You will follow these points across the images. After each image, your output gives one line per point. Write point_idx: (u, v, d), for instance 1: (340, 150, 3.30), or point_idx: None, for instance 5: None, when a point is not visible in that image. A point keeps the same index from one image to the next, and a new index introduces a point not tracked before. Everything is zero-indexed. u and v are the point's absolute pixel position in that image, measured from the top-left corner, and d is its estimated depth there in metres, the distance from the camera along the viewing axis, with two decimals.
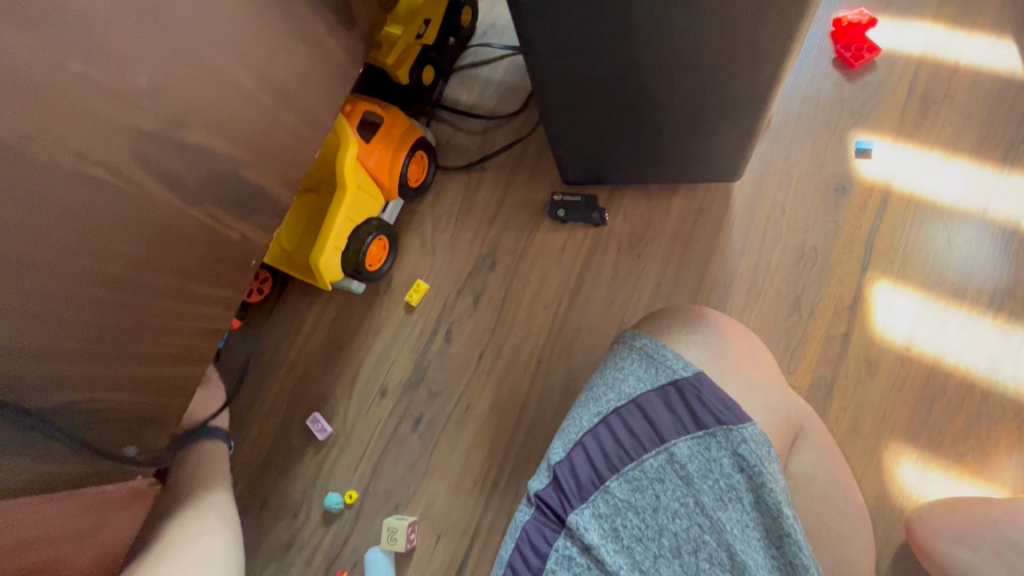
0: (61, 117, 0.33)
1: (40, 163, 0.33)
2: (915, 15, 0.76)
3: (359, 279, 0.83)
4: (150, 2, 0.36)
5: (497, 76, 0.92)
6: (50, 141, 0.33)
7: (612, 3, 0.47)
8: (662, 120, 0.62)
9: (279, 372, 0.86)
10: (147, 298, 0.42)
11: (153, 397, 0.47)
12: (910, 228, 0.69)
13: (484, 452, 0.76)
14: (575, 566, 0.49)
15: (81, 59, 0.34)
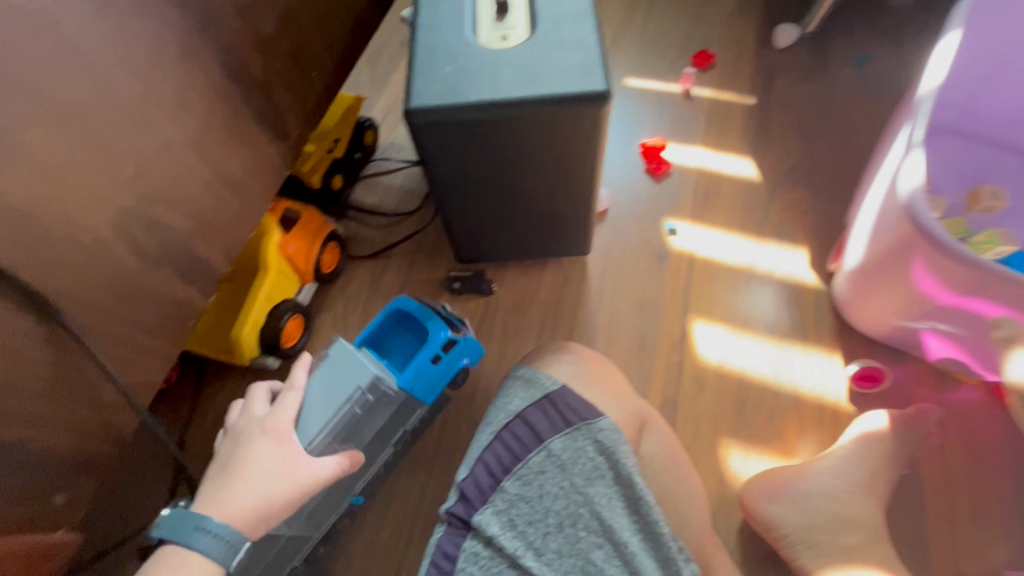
0: (58, 190, 0.45)
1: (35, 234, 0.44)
2: (691, 142, 1.11)
3: (275, 356, 0.90)
4: (140, 117, 0.50)
5: (397, 183, 1.12)
6: (45, 207, 0.44)
7: (483, 136, 0.68)
8: (528, 211, 0.84)
9: (186, 455, 0.86)
10: (100, 350, 0.51)
11: (90, 446, 0.52)
12: (711, 281, 0.96)
13: (399, 503, 0.83)
14: (481, 559, 0.57)
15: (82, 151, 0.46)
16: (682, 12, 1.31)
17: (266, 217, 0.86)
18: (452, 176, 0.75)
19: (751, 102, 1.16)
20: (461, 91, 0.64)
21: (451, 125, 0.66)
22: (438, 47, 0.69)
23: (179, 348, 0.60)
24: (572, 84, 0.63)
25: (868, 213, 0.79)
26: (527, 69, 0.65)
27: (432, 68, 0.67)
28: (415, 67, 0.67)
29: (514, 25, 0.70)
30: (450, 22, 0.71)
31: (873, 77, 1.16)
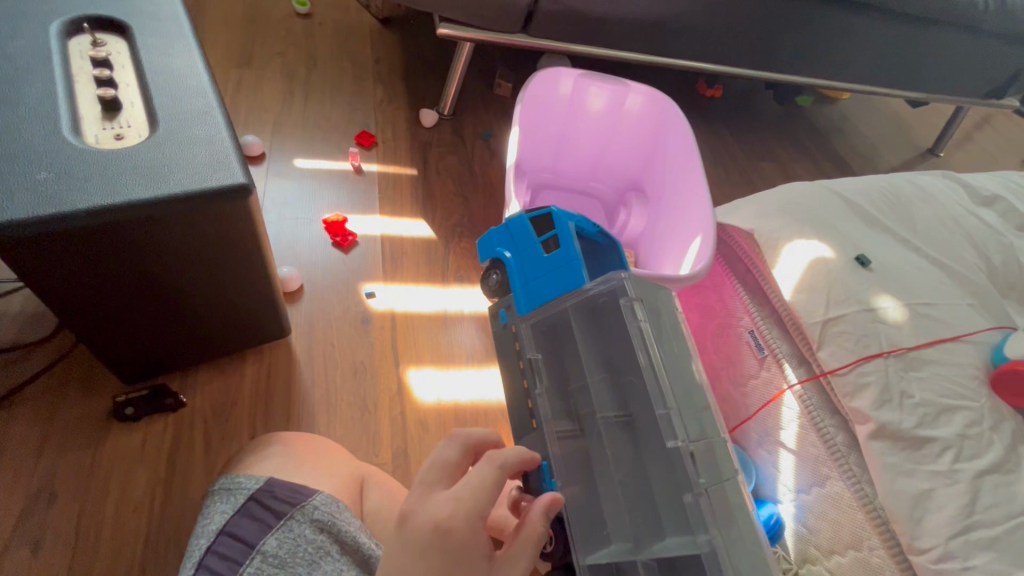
0: None
1: None
2: (369, 211, 1.22)
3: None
4: None
5: (14, 308, 0.88)
6: None
7: (104, 241, 0.61)
8: (201, 309, 0.78)
9: None
10: None
11: None
12: (414, 331, 1.06)
13: None
14: None
15: None
16: (339, 99, 1.44)
17: None
18: (82, 289, 0.65)
19: (414, 171, 1.35)
20: (65, 199, 0.57)
21: (61, 237, 0.58)
22: (22, 150, 0.59)
23: None
24: (207, 179, 0.63)
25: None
26: (151, 168, 0.62)
27: (17, 176, 0.57)
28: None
29: (130, 124, 0.67)
30: (40, 120, 0.62)
31: (498, 146, 1.50)
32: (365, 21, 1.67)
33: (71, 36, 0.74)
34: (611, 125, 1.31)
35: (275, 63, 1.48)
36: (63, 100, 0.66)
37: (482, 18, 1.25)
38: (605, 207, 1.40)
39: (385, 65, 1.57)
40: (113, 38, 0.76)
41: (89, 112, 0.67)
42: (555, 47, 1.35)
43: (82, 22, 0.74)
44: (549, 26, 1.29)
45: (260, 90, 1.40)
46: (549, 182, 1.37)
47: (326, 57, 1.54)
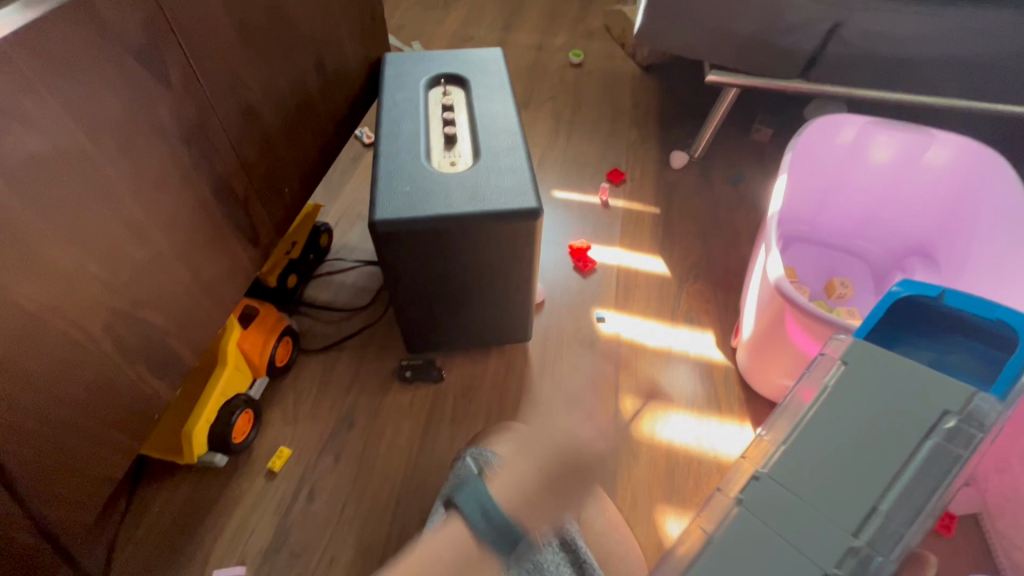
0: (78, 291, 0.50)
1: (52, 331, 0.48)
2: (609, 243, 1.31)
3: (225, 452, 0.90)
4: (144, 230, 0.56)
5: (348, 281, 1.21)
6: (65, 310, 0.49)
7: (434, 243, 0.80)
8: (476, 306, 0.95)
9: (119, 564, 0.83)
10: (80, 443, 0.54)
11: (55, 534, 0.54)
12: (635, 363, 1.09)
13: None
14: None
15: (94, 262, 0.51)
16: (596, 138, 1.58)
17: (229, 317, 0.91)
18: (409, 276, 0.86)
19: (656, 210, 1.39)
20: (419, 207, 0.77)
21: (411, 232, 0.77)
22: (398, 169, 0.82)
23: (139, 441, 0.61)
24: (511, 202, 0.78)
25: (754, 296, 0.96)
26: (474, 189, 0.79)
27: (394, 188, 0.79)
28: (378, 187, 0.80)
29: (459, 155, 0.87)
30: (410, 148, 0.86)
31: (747, 192, 1.44)
32: (628, 71, 1.82)
33: (431, 88, 0.99)
34: (896, 183, 1.14)
35: (546, 106, 1.70)
36: (425, 135, 0.89)
37: (759, 65, 1.23)
38: (875, 271, 1.21)
39: (641, 111, 1.67)
40: (456, 89, 1.00)
41: (435, 144, 0.89)
42: (837, 91, 1.25)
43: (441, 79, 1.00)
44: (835, 69, 1.21)
45: (533, 128, 1.62)
46: (806, 235, 1.26)
47: (589, 102, 1.71)
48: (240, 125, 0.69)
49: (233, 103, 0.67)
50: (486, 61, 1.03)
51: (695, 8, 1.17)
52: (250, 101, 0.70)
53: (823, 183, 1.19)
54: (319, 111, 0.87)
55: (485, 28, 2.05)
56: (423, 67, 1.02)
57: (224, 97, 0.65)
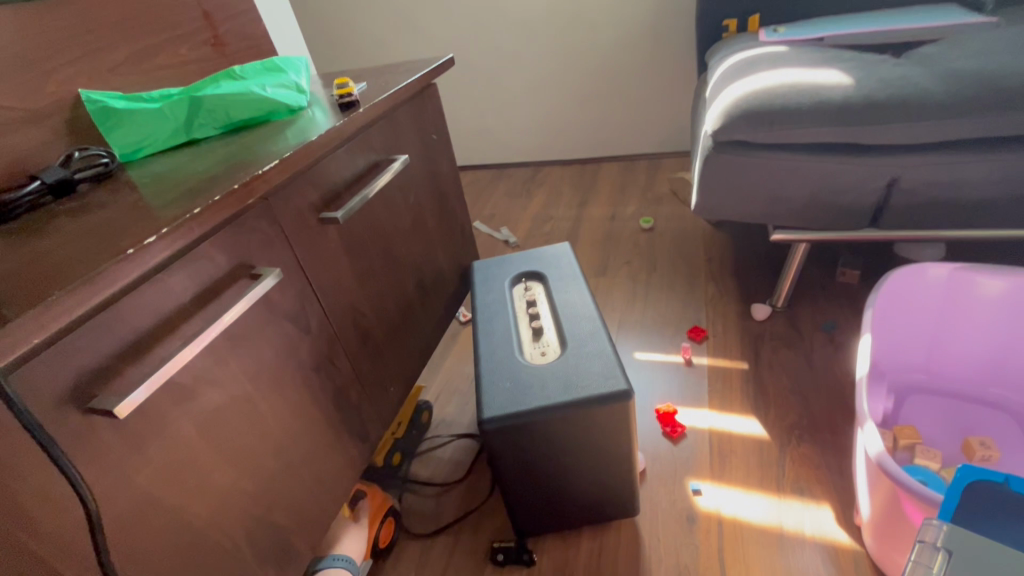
0: (232, 509, 0.64)
1: (211, 547, 0.61)
2: (697, 405, 1.29)
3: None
4: (281, 447, 0.71)
5: (446, 455, 1.31)
6: (222, 525, 0.62)
7: (533, 433, 0.87)
8: (562, 487, 0.97)
9: None
10: None
11: None
12: (741, 544, 1.00)
13: None
14: None
15: (247, 479, 0.66)
16: (673, 297, 1.65)
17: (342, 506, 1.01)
18: (511, 464, 0.92)
19: (744, 365, 1.36)
20: (520, 401, 0.86)
21: (512, 426, 0.86)
22: (495, 365, 0.95)
23: None
24: (601, 385, 0.85)
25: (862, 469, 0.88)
26: (566, 378, 0.88)
27: (495, 386, 0.90)
28: (482, 385, 0.92)
29: (548, 345, 0.98)
30: (505, 345, 0.99)
31: (844, 339, 1.37)
32: (697, 229, 1.94)
33: (514, 285, 1.17)
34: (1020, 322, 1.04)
35: (623, 270, 1.83)
36: (513, 329, 1.03)
37: (821, 221, 1.28)
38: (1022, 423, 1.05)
39: (715, 266, 1.73)
40: (535, 283, 1.17)
41: (524, 336, 1.02)
42: (916, 235, 1.23)
43: (521, 276, 1.18)
44: (905, 218, 1.21)
45: (611, 292, 1.74)
46: (924, 385, 1.15)
47: (663, 262, 1.82)
48: (359, 346, 0.87)
49: (355, 331, 0.86)
50: (558, 256, 1.21)
51: (743, 184, 1.28)
52: (367, 326, 0.89)
53: (928, 328, 1.12)
54: (419, 319, 1.07)
55: (563, 207, 2.34)
56: (505, 268, 1.22)
57: (348, 329, 0.84)
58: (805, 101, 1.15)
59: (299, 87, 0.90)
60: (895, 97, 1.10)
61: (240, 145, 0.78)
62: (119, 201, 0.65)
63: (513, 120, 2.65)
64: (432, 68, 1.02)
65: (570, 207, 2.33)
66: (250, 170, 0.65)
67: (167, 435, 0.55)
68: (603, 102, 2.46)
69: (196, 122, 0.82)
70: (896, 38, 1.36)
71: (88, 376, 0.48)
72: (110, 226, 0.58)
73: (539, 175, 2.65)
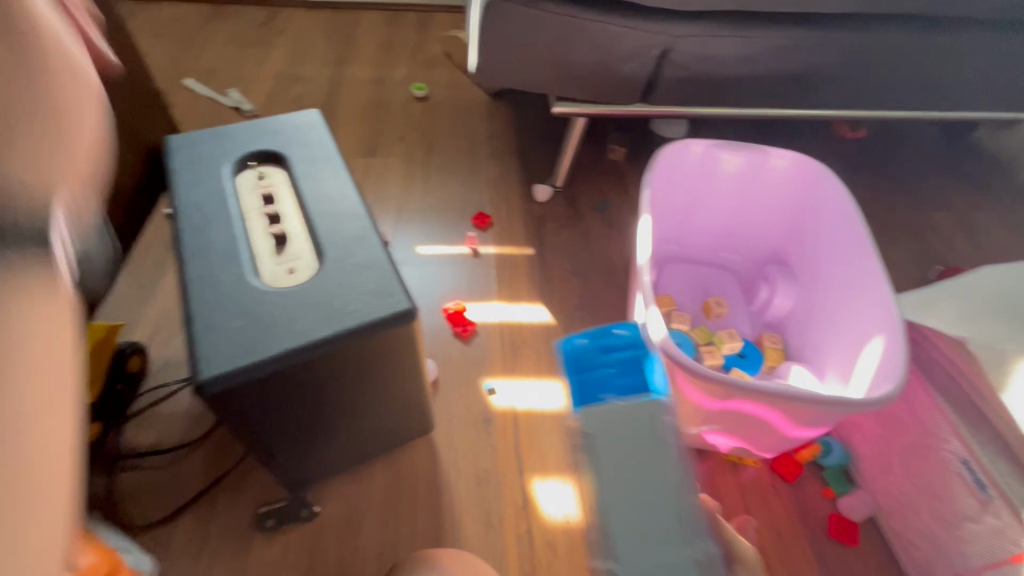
0: None
1: None
2: (487, 298, 1.20)
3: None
4: None
5: (178, 409, 0.97)
6: None
7: (288, 385, 0.64)
8: (341, 429, 0.79)
9: None
10: None
11: None
12: (535, 432, 1.00)
13: None
14: None
15: None
16: (456, 179, 1.48)
17: None
18: (264, 425, 0.68)
19: (529, 250, 1.31)
20: (261, 346, 0.60)
21: (253, 385, 0.60)
22: (217, 298, 0.64)
23: None
24: (377, 309, 0.64)
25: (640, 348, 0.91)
26: (327, 306, 0.64)
27: (218, 329, 0.61)
28: (195, 331, 0.61)
29: (299, 256, 0.71)
30: (230, 265, 0.68)
31: (615, 216, 1.42)
32: (477, 98, 1.74)
33: (239, 173, 0.82)
34: (749, 195, 1.18)
35: (397, 148, 1.55)
36: (241, 238, 0.72)
37: (601, 94, 1.21)
38: (741, 279, 1.24)
39: (496, 143, 1.59)
40: (272, 169, 0.83)
41: (262, 247, 0.72)
42: (677, 112, 1.26)
43: (248, 159, 0.82)
44: (672, 93, 1.22)
45: (384, 176, 1.46)
46: (676, 255, 1.26)
47: (442, 138, 1.60)
48: None
49: None
50: (303, 129, 0.87)
51: (526, 44, 1.10)
52: None
53: (684, 204, 1.20)
54: None
55: (314, 65, 1.84)
56: (221, 148, 0.84)
57: None
58: None
59: None
60: None
61: None
62: None
63: None
64: None
65: (324, 65, 1.85)
66: None
67: None
68: None
69: None
70: None
71: None
72: None
73: (277, 18, 2.01)
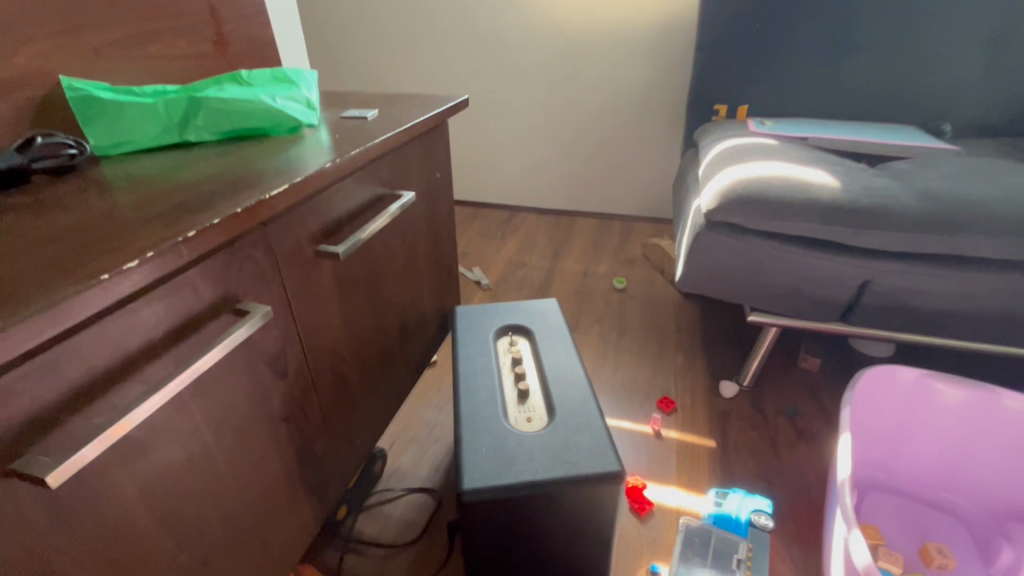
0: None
1: None
2: (665, 480, 1.26)
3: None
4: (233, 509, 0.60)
5: (397, 512, 1.19)
6: None
7: (515, 509, 0.80)
8: (533, 568, 0.90)
9: None
10: None
11: None
12: None
13: None
14: None
15: (186, 553, 0.54)
16: (643, 362, 1.65)
17: None
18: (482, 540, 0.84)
19: (710, 442, 1.35)
20: (502, 471, 0.79)
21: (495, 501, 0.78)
22: (478, 425, 0.88)
23: None
24: (594, 465, 0.80)
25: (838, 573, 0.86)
26: (556, 452, 0.82)
27: (478, 451, 0.83)
28: (463, 449, 0.84)
29: (536, 409, 0.92)
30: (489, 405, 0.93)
31: (806, 427, 1.39)
32: (668, 296, 1.98)
33: (499, 338, 1.12)
34: (975, 432, 1.09)
35: (594, 328, 1.82)
36: (497, 386, 0.97)
37: (797, 309, 1.32)
38: (971, 531, 1.08)
39: (684, 337, 1.76)
40: (521, 339, 1.11)
41: (509, 395, 0.96)
42: (881, 335, 1.29)
43: (506, 330, 1.13)
44: (874, 318, 1.27)
45: (582, 350, 1.71)
46: (882, 483, 1.17)
47: (635, 325, 1.83)
48: (335, 391, 0.78)
49: (332, 376, 0.77)
50: (546, 312, 1.17)
51: (729, 266, 1.31)
52: (346, 370, 0.80)
53: (891, 429, 1.16)
54: (397, 364, 0.98)
55: (537, 255, 2.33)
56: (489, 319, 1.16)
57: (325, 371, 0.75)
58: (796, 196, 1.20)
59: (310, 103, 0.84)
60: (878, 206, 1.17)
61: (238, 155, 0.70)
62: (82, 198, 0.56)
63: (497, 162, 2.65)
64: (445, 107, 0.98)
65: (545, 256, 2.32)
66: (254, 192, 0.57)
67: (108, 500, 0.45)
68: (587, 159, 2.51)
69: (192, 123, 0.73)
70: (871, 150, 1.47)
71: (15, 432, 0.37)
72: (79, 233, 0.48)
73: (516, 219, 2.64)
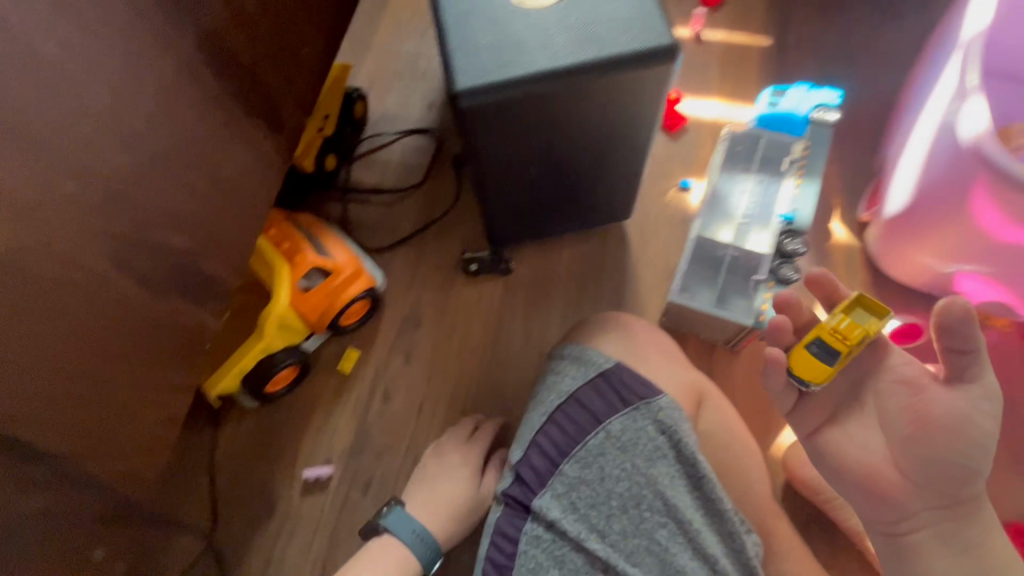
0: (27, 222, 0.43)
1: (19, 267, 0.42)
2: (706, 89, 0.98)
3: (258, 399, 0.83)
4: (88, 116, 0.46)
5: (394, 158, 1.03)
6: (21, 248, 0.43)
7: (532, 115, 0.61)
8: (555, 192, 0.76)
9: (222, 446, 0.83)
10: (107, 385, 0.50)
11: (117, 461, 0.53)
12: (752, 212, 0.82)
13: None
14: (543, 542, 0.58)
15: (72, 178, 0.45)
16: None
17: (279, 268, 0.77)
18: (492, 165, 0.68)
19: (767, 41, 1.00)
20: (509, 65, 0.56)
21: (504, 106, 0.58)
22: (468, 9, 0.60)
23: (174, 365, 0.57)
24: (639, 40, 0.57)
25: (913, 161, 0.75)
26: (585, 30, 0.58)
27: (471, 43, 0.58)
28: (450, 43, 0.58)
29: None
30: None
31: None
32: None
33: None
34: None
35: None
36: None
37: None
38: None
39: None
40: None
41: None
42: None
43: None
44: None
45: None
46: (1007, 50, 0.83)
47: None
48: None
49: None
50: None
51: None
52: None
53: None
54: None
55: None
56: None
57: None
58: None
59: None
60: None
61: None
62: None
63: None
64: None
65: None
66: None
67: None
68: None
69: None
70: None
71: None
72: None
73: None
